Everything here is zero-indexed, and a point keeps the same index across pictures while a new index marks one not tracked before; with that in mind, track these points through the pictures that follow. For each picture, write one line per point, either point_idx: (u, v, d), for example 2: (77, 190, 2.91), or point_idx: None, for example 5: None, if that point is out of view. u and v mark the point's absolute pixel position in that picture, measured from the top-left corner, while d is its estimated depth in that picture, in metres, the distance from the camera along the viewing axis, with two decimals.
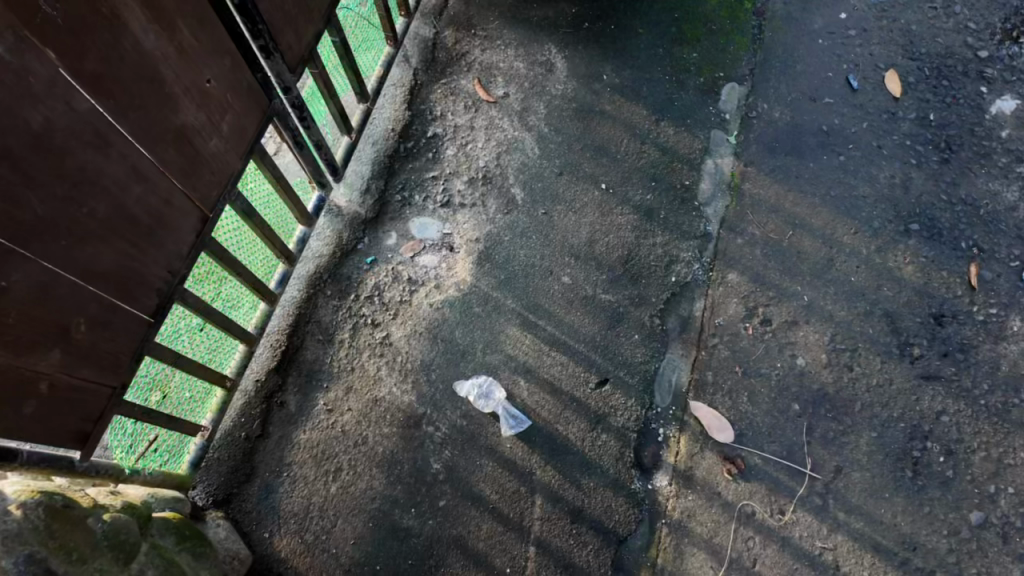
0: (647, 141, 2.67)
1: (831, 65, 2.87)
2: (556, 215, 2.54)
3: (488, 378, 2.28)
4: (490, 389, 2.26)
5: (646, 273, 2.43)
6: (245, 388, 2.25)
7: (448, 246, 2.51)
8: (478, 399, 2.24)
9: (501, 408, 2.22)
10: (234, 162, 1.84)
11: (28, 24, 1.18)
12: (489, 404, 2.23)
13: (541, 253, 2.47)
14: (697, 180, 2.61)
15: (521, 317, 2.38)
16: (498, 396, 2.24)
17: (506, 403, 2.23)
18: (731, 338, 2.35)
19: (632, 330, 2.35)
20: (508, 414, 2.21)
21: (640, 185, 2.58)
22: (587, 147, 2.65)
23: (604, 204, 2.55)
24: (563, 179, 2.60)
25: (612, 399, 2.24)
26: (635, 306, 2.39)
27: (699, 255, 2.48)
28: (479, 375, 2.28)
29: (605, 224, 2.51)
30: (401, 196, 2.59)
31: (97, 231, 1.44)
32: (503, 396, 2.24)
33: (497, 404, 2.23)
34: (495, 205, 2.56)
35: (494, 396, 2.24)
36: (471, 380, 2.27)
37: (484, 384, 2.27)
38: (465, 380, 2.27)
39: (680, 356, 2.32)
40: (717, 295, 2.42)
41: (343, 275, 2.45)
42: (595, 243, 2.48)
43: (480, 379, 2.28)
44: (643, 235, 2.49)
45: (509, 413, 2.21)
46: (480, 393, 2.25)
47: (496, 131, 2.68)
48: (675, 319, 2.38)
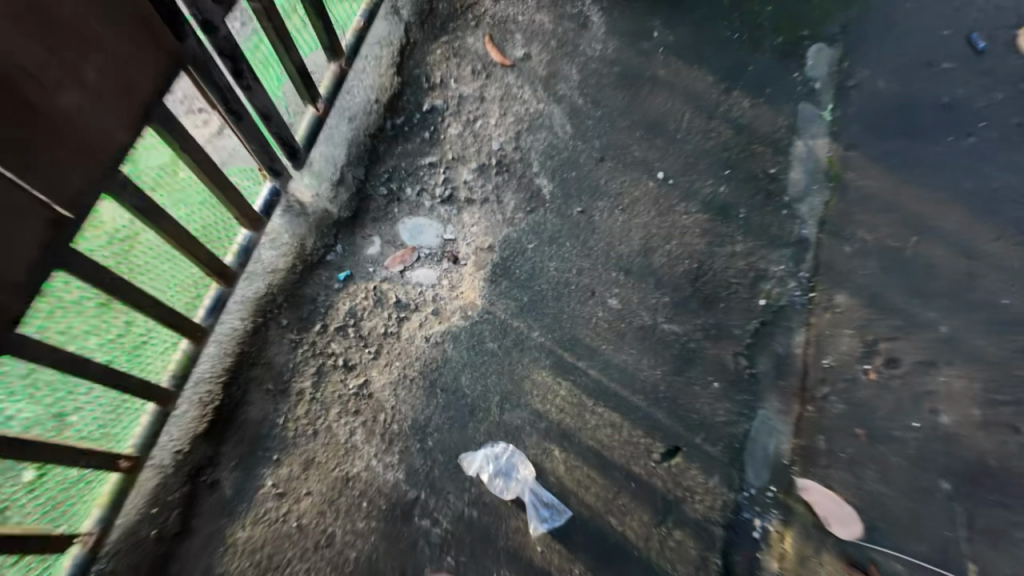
0: (715, 117, 2.01)
1: (948, 19, 2.20)
2: (597, 214, 1.87)
3: (509, 447, 1.61)
4: (513, 464, 1.59)
5: (724, 294, 1.77)
6: (159, 463, 1.54)
7: (450, 258, 1.85)
8: (494, 481, 1.57)
9: (529, 493, 1.56)
10: (113, 132, 1.17)
11: None
12: (510, 488, 1.56)
13: (578, 266, 1.81)
14: (785, 168, 1.96)
15: (553, 357, 1.71)
16: (524, 475, 1.58)
17: (538, 485, 1.57)
18: (848, 387, 1.68)
19: (710, 374, 1.68)
20: (540, 502, 1.55)
21: (709, 174, 1.92)
22: (637, 124, 1.99)
23: (662, 199, 1.88)
24: (605, 166, 1.92)
25: (686, 476, 1.58)
26: (713, 341, 1.71)
27: (795, 269, 1.82)
28: (494, 442, 1.61)
29: (665, 226, 1.84)
30: (387, 188, 1.92)
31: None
32: (532, 474, 1.58)
33: (522, 489, 1.56)
34: (514, 202, 1.90)
35: (519, 476, 1.58)
36: (483, 453, 1.60)
37: (503, 456, 1.60)
38: (475, 453, 1.60)
39: (779, 414, 1.66)
40: (823, 324, 1.76)
41: (306, 299, 1.77)
42: (652, 252, 1.82)
43: (498, 451, 1.60)
44: (718, 241, 1.83)
45: (542, 503, 1.55)
46: (497, 472, 1.58)
47: (513, 103, 2.02)
48: (768, 359, 1.71)
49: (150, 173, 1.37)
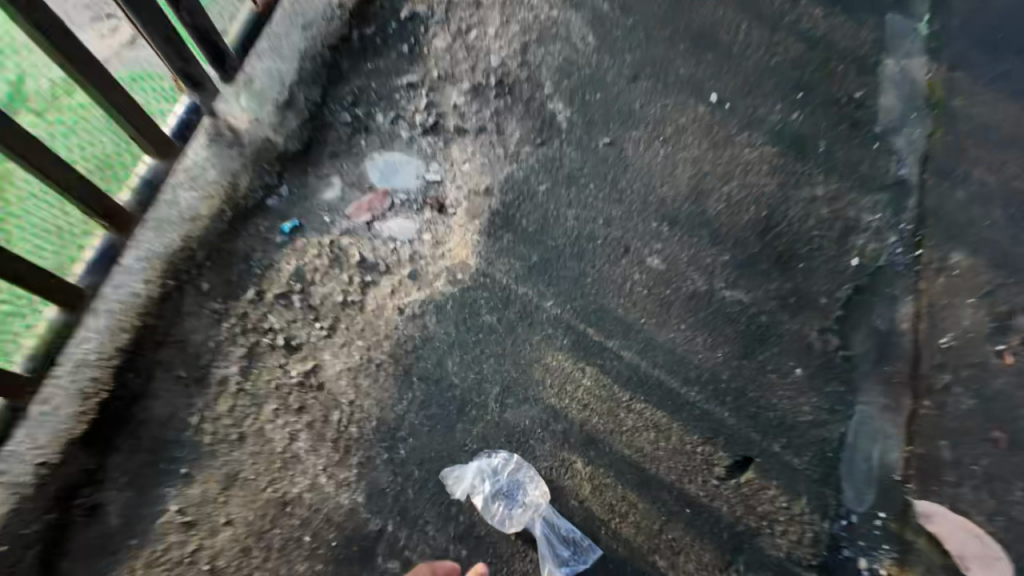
0: (781, 27, 1.55)
1: None
2: (629, 146, 1.41)
3: (513, 460, 1.15)
4: (518, 484, 1.14)
5: (803, 250, 1.31)
6: (15, 479, 1.08)
7: (434, 204, 1.39)
8: (491, 506, 1.12)
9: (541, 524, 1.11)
10: None
11: None
12: (514, 517, 1.12)
13: (605, 215, 1.35)
14: (874, 91, 1.50)
15: (573, 334, 1.25)
16: (533, 499, 1.13)
17: (555, 514, 1.12)
18: (979, 376, 1.22)
19: (789, 358, 1.22)
20: (556, 538, 1.11)
21: (775, 98, 1.47)
22: (680, 35, 1.53)
23: (716, 128, 1.43)
24: (640, 88, 1.46)
25: (761, 499, 1.13)
26: (790, 313, 1.26)
27: (893, 220, 1.37)
28: (492, 452, 1.16)
29: (721, 163, 1.39)
30: (351, 115, 1.46)
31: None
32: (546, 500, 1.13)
33: (532, 519, 1.11)
34: (520, 131, 1.43)
35: (528, 501, 1.12)
36: (477, 467, 1.14)
37: (504, 473, 1.14)
38: (466, 467, 1.14)
39: (885, 413, 1.20)
40: (937, 292, 1.30)
41: (237, 257, 1.30)
42: (705, 196, 1.36)
43: (498, 465, 1.15)
44: (791, 183, 1.38)
45: (560, 540, 1.11)
46: (498, 494, 1.13)
47: (518, 8, 1.55)
48: (865, 337, 1.26)
49: (36, 98, 1.05)
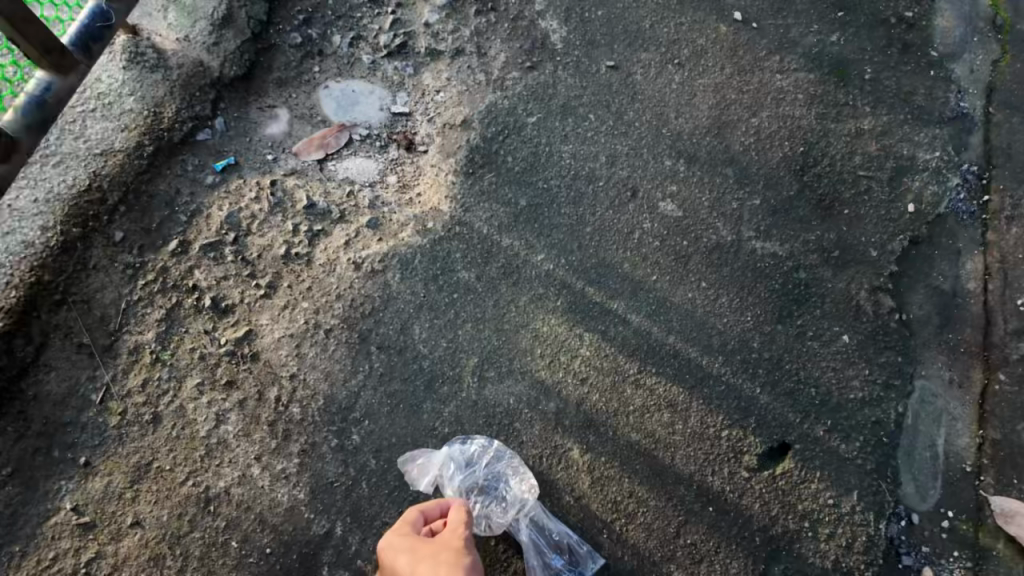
0: None
1: None
2: (638, 71, 1.17)
3: (497, 447, 0.93)
4: (500, 477, 0.91)
5: (848, 193, 1.08)
6: None
7: (401, 141, 1.15)
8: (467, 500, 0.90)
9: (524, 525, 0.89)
10: None
11: None
12: (493, 516, 0.89)
13: (609, 152, 1.11)
14: (928, 10, 1.26)
15: (569, 294, 1.02)
16: (518, 495, 0.90)
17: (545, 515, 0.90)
18: None
19: (834, 322, 1.00)
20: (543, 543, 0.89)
21: (812, 17, 1.23)
22: None
23: (740, 51, 1.19)
24: (650, 3, 1.22)
25: (802, 495, 0.91)
26: (834, 268, 1.03)
27: (956, 159, 1.13)
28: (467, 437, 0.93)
29: (747, 90, 1.15)
30: (303, 36, 1.21)
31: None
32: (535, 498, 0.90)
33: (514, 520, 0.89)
34: (506, 54, 1.19)
35: (512, 497, 0.90)
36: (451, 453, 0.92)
37: (481, 461, 0.92)
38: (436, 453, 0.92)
39: (950, 388, 0.98)
40: (1010, 244, 1.07)
41: (158, 201, 1.07)
42: (729, 129, 1.12)
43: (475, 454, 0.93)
44: (831, 114, 1.14)
45: (550, 545, 0.89)
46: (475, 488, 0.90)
47: None
48: (925, 298, 1.03)
49: None
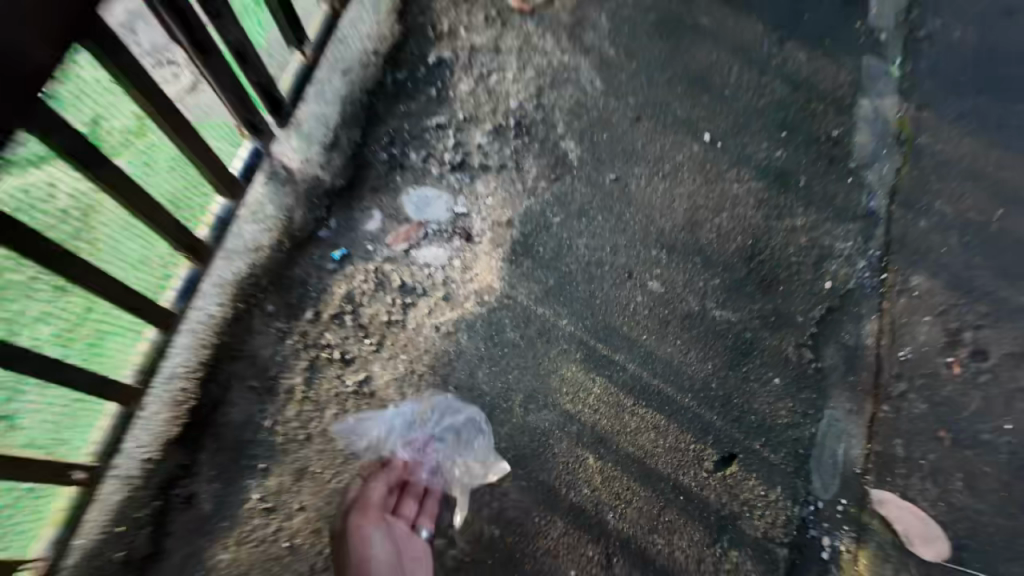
0: (767, 70, 1.74)
1: None
2: (634, 182, 1.61)
3: (451, 402, 1.42)
4: (449, 418, 1.41)
5: (783, 275, 1.52)
6: (125, 474, 1.31)
7: (462, 233, 1.59)
8: (417, 437, 1.42)
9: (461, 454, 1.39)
10: (32, 54, 0.93)
11: None
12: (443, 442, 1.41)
13: (613, 244, 1.55)
14: (849, 130, 1.69)
15: (584, 348, 1.47)
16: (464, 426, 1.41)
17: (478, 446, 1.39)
18: (930, 383, 1.45)
19: (769, 369, 1.44)
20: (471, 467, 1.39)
21: (763, 137, 1.65)
22: (678, 79, 1.71)
23: (709, 165, 1.62)
24: (642, 128, 1.66)
25: (742, 488, 1.35)
26: (771, 330, 1.47)
27: (865, 247, 1.56)
28: (424, 395, 1.43)
29: (713, 197, 1.59)
30: (389, 154, 1.66)
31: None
32: (482, 432, 1.40)
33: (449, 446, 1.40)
34: (537, 168, 1.63)
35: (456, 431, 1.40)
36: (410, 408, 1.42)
37: (438, 410, 1.42)
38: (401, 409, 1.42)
39: (849, 415, 1.42)
40: (899, 311, 1.51)
41: (296, 282, 1.52)
42: (699, 227, 1.56)
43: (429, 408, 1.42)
44: (775, 214, 1.57)
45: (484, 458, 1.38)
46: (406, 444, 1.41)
47: (534, 55, 1.73)
48: (835, 350, 1.46)
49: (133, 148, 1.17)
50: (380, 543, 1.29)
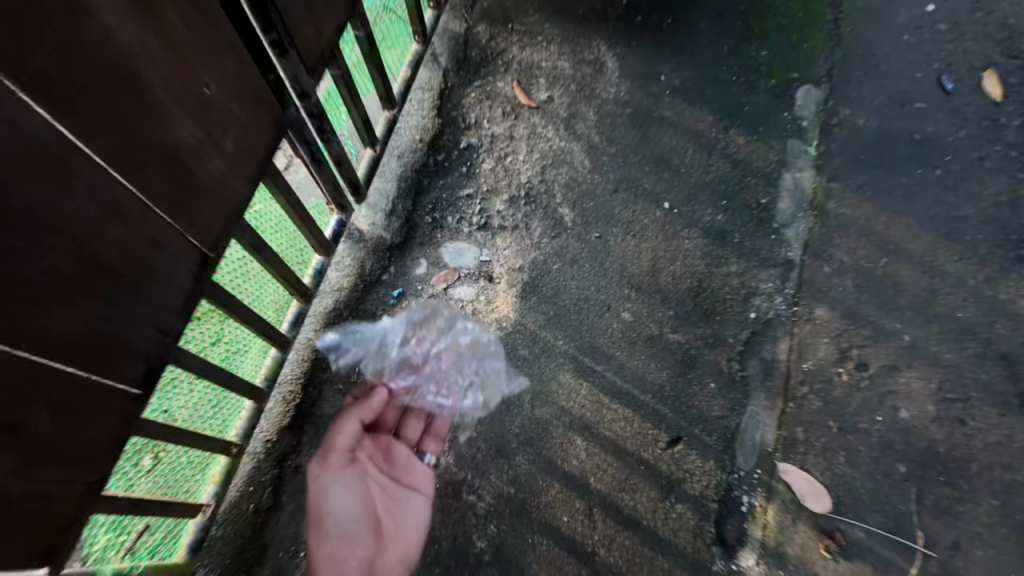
0: (714, 151, 2.31)
1: (920, 64, 2.51)
2: (612, 238, 2.19)
3: (454, 319, 2.10)
4: (455, 328, 2.09)
5: (720, 308, 2.09)
6: (253, 451, 1.90)
7: (486, 276, 2.16)
8: (429, 347, 2.05)
9: (457, 366, 2.03)
10: (240, 188, 1.42)
11: None
12: (452, 346, 2.06)
13: (596, 284, 2.13)
14: (775, 198, 2.24)
15: (575, 362, 2.03)
16: (468, 335, 2.08)
17: (470, 360, 2.04)
18: (824, 386, 2.01)
19: (707, 377, 2.00)
20: (479, 377, 2.01)
21: (709, 205, 2.22)
22: (646, 160, 2.29)
23: (668, 226, 2.20)
24: (619, 198, 2.24)
25: (686, 460, 1.92)
26: (710, 348, 2.04)
27: (781, 287, 2.12)
28: (433, 313, 2.10)
29: (670, 249, 2.17)
30: (432, 217, 2.24)
31: (42, 295, 1.01)
32: (490, 342, 2.07)
33: (458, 350, 2.06)
34: (541, 228, 2.21)
35: (462, 338, 2.08)
36: (411, 332, 2.06)
37: (446, 325, 2.09)
38: (404, 334, 2.06)
39: (765, 410, 1.97)
40: (805, 334, 2.07)
41: (366, 313, 2.10)
42: (659, 271, 2.14)
43: (426, 332, 2.07)
44: (716, 262, 2.15)
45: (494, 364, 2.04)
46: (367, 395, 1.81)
47: (539, 141, 2.32)
48: (756, 363, 2.02)
49: (272, 233, 1.74)
50: (341, 493, 1.62)
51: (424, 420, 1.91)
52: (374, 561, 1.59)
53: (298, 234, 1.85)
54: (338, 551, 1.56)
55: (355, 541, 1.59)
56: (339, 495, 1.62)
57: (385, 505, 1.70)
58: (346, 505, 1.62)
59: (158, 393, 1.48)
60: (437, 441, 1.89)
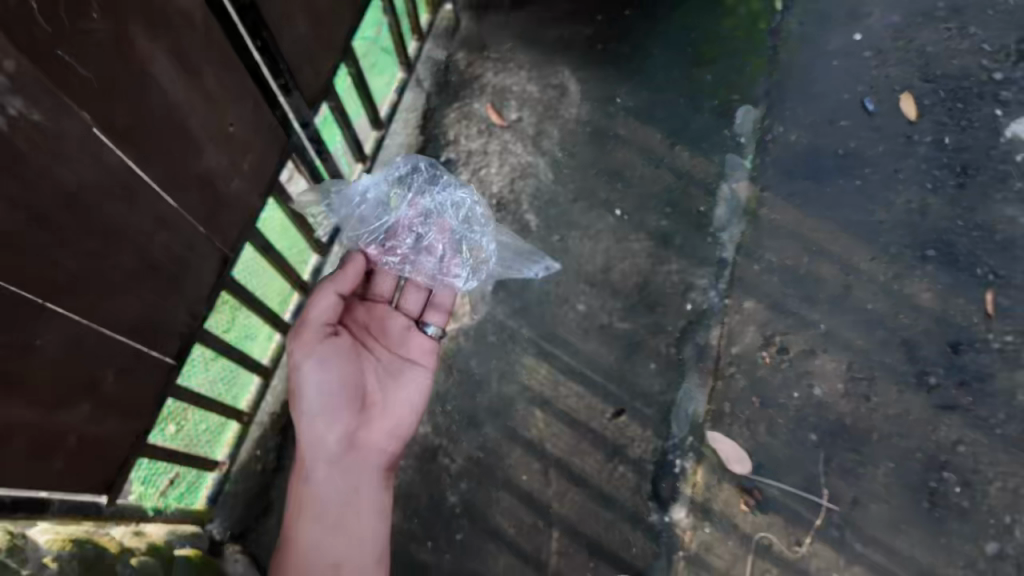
0: (661, 165, 2.65)
1: (848, 87, 2.80)
2: (571, 241, 2.53)
3: (432, 183, 2.09)
4: (435, 192, 2.08)
5: (662, 301, 2.43)
6: (261, 421, 2.20)
7: None
8: (413, 210, 2.05)
9: (446, 234, 2.07)
10: (254, 202, 1.75)
11: (60, 85, 1.13)
12: (438, 211, 2.07)
13: (556, 279, 2.46)
14: (713, 206, 2.58)
15: (536, 347, 2.36)
16: (451, 197, 2.09)
17: (462, 231, 2.10)
18: (749, 367, 2.35)
19: (649, 359, 2.35)
20: (475, 250, 2.12)
21: (656, 212, 2.56)
22: (602, 172, 2.63)
23: (619, 230, 2.54)
24: (577, 205, 2.58)
25: (628, 429, 2.26)
26: (652, 334, 2.38)
27: (715, 282, 2.46)
28: (410, 175, 2.08)
29: (620, 250, 2.51)
30: None
31: (113, 285, 1.36)
32: (481, 212, 2.12)
33: (444, 216, 2.07)
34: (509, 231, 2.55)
35: (444, 201, 2.08)
36: (391, 205, 2.04)
37: (426, 187, 2.08)
38: (384, 206, 2.04)
39: (697, 386, 2.31)
40: (734, 322, 2.41)
41: None
42: (611, 269, 2.48)
43: (405, 203, 2.05)
44: (660, 260, 2.49)
45: (486, 234, 2.14)
46: (340, 269, 1.92)
47: (509, 156, 2.66)
48: (692, 347, 2.36)
49: (276, 236, 2.10)
50: (316, 361, 1.86)
51: (426, 294, 2.07)
52: (358, 427, 1.93)
53: (297, 235, 2.21)
54: (320, 425, 1.88)
55: (338, 417, 1.89)
56: (314, 371, 1.86)
57: (374, 388, 1.98)
58: (325, 381, 1.87)
59: (188, 364, 1.84)
60: (441, 315, 2.07)
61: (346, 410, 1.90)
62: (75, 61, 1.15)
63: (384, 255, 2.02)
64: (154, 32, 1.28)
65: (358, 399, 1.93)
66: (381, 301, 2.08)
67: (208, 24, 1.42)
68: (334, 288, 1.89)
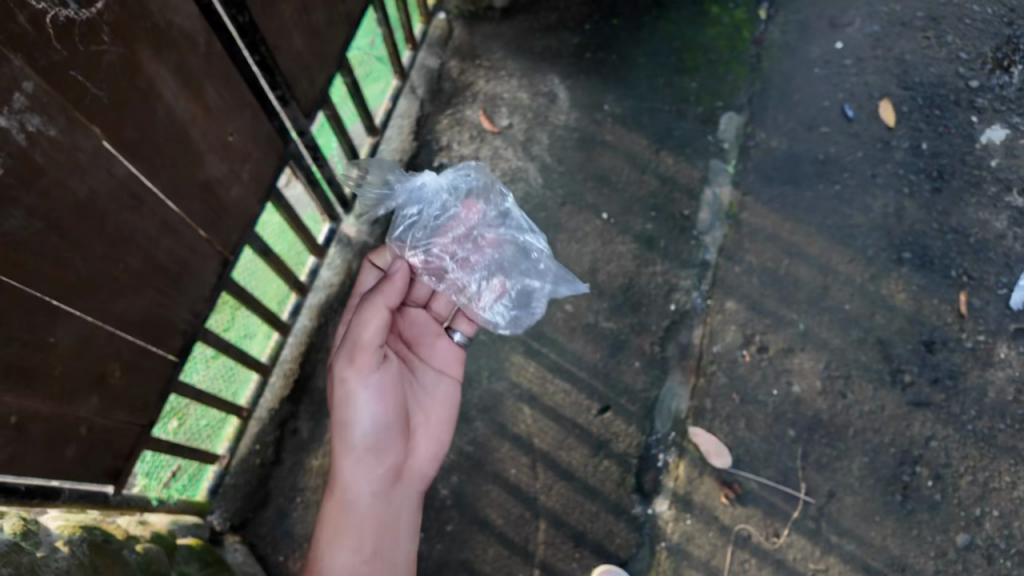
0: (647, 170, 2.74)
1: (828, 94, 2.89)
2: (559, 243, 2.62)
3: (492, 215, 2.11)
4: (496, 226, 2.11)
5: (647, 302, 2.52)
6: (259, 416, 2.28)
7: None
8: (466, 236, 2.07)
9: (492, 268, 2.10)
10: (253, 206, 1.84)
11: (76, 103, 1.23)
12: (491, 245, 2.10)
13: None
14: (697, 210, 2.67)
15: (525, 345, 2.46)
16: (508, 237, 2.12)
17: (510, 268, 2.13)
18: (730, 365, 2.44)
19: (633, 357, 2.44)
20: (517, 288, 2.14)
21: (641, 216, 2.65)
22: (589, 176, 2.72)
23: (605, 232, 2.63)
24: (565, 209, 2.67)
25: (613, 425, 2.35)
26: (636, 333, 2.47)
27: (698, 283, 2.55)
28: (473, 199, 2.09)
29: (606, 252, 2.60)
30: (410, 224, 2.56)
31: (122, 285, 1.45)
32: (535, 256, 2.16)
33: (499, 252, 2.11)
34: None
35: (503, 239, 2.12)
36: (444, 223, 2.05)
37: (486, 219, 2.11)
38: (439, 221, 2.04)
39: (680, 383, 2.40)
40: (716, 322, 2.50)
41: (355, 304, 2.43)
42: (597, 271, 2.57)
43: (462, 226, 2.07)
44: (644, 263, 2.58)
45: (528, 278, 2.15)
46: (389, 280, 1.88)
47: (501, 161, 2.76)
48: (674, 346, 2.45)
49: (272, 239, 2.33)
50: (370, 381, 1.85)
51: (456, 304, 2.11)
52: (403, 447, 1.94)
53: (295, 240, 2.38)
54: (370, 448, 1.86)
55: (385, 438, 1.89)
56: (367, 393, 1.85)
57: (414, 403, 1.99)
58: (377, 404, 1.86)
59: (189, 361, 2.02)
60: (469, 324, 2.13)
61: (395, 430, 1.90)
62: (90, 82, 1.24)
63: (424, 270, 2.04)
64: (161, 52, 1.38)
65: (403, 417, 1.94)
66: (413, 306, 2.10)
67: (209, 42, 1.52)
68: (387, 304, 1.85)
